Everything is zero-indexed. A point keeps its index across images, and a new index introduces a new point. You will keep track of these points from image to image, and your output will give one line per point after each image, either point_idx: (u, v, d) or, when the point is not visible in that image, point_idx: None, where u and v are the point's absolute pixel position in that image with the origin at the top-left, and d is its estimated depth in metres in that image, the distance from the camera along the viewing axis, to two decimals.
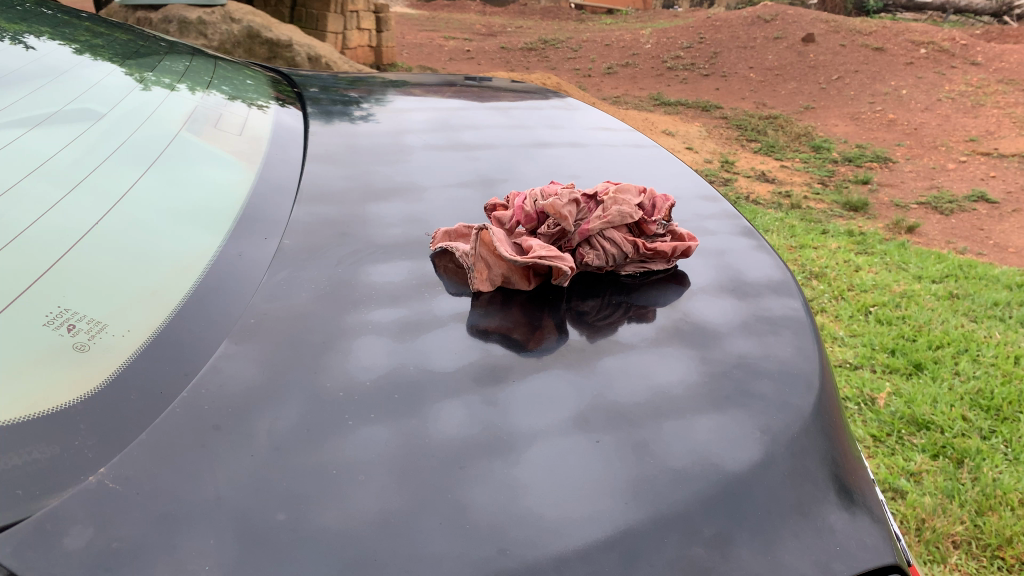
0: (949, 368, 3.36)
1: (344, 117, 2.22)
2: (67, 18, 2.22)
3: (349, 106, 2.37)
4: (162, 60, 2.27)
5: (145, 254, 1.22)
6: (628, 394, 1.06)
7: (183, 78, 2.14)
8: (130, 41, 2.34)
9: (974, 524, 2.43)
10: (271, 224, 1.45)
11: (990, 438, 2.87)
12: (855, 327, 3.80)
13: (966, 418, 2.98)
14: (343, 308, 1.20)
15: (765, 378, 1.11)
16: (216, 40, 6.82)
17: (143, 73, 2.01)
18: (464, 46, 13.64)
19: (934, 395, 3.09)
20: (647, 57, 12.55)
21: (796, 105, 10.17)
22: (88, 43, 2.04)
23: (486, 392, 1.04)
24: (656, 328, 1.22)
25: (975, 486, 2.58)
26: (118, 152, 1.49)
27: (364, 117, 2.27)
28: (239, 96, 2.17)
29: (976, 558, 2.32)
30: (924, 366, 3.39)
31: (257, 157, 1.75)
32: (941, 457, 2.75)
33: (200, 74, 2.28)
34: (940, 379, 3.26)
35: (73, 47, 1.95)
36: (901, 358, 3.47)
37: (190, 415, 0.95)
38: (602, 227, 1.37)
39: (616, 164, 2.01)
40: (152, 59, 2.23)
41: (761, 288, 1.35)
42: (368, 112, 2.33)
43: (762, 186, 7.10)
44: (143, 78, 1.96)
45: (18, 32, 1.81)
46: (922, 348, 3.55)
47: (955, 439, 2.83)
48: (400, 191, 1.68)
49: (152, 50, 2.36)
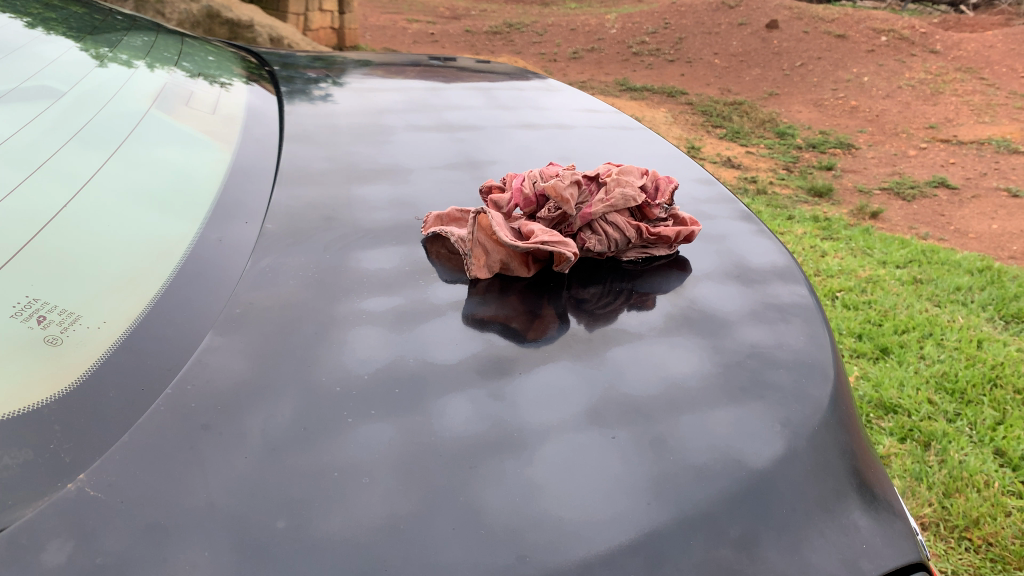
0: (914, 352, 3.38)
1: (304, 96, 2.12)
2: None
3: (308, 84, 2.27)
4: (122, 36, 2.15)
5: (120, 240, 1.14)
6: (641, 385, 1.01)
7: (139, 53, 2.03)
8: (86, 15, 2.21)
9: (941, 506, 2.43)
10: (249, 207, 1.37)
11: (956, 421, 2.88)
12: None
13: (932, 401, 2.99)
14: (333, 296, 1.13)
15: (781, 369, 1.07)
16: (173, 19, 6.66)
17: (98, 48, 1.90)
18: (428, 28, 13.46)
19: (901, 378, 3.10)
20: (613, 41, 12.50)
21: (761, 91, 10.21)
22: (40, 15, 1.92)
23: (492, 385, 0.98)
24: (664, 315, 1.17)
25: (942, 468, 2.59)
26: (84, 131, 1.39)
27: (322, 96, 2.17)
28: (200, 73, 2.06)
29: (944, 539, 2.32)
30: (890, 350, 3.40)
31: (233, 137, 1.67)
32: (908, 440, 2.76)
33: (158, 50, 2.17)
34: (906, 363, 3.27)
35: (26, 20, 1.82)
36: (868, 342, 3.48)
37: (176, 414, 0.87)
38: (605, 210, 1.31)
39: (598, 146, 1.95)
40: (111, 34, 2.11)
41: (767, 274, 1.31)
42: (326, 91, 2.22)
43: (728, 171, 7.11)
44: (99, 53, 1.85)
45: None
46: (888, 332, 3.56)
47: (921, 422, 2.83)
48: (381, 172, 1.61)
49: (110, 24, 2.24)
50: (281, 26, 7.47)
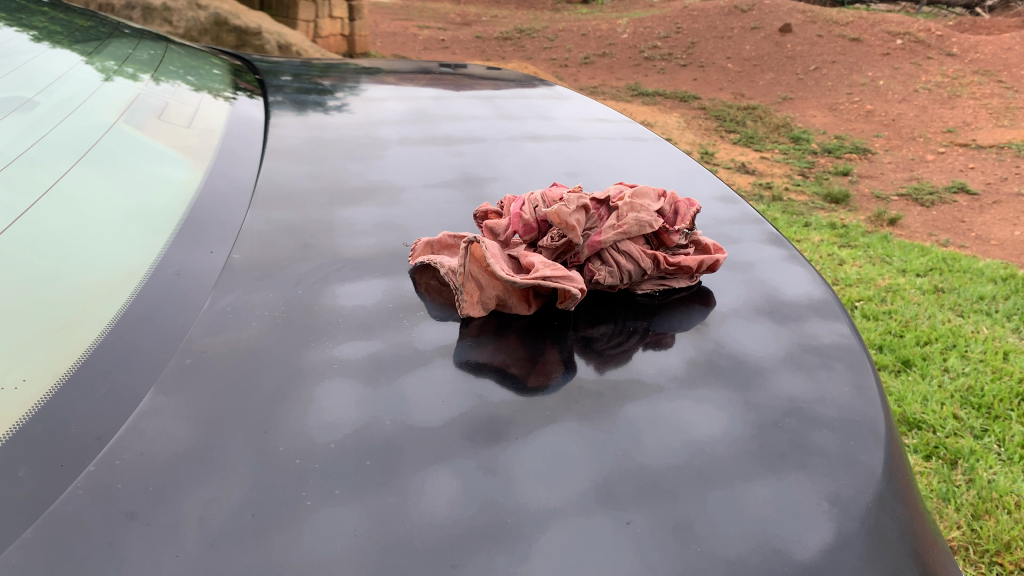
0: (937, 364, 3.19)
1: (318, 107, 2.02)
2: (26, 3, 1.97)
3: (322, 95, 2.17)
4: (124, 47, 2.03)
5: (67, 269, 0.97)
6: (660, 454, 0.85)
7: (145, 66, 1.91)
8: (90, 26, 2.09)
9: (971, 529, 2.23)
10: (216, 232, 1.21)
11: (983, 438, 2.69)
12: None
13: (957, 416, 2.80)
14: (302, 342, 0.98)
15: (824, 429, 0.91)
16: (181, 27, 6.50)
17: (105, 61, 1.79)
18: (439, 35, 13.37)
19: (924, 392, 2.91)
20: (624, 46, 12.34)
21: (774, 96, 10.02)
22: (46, 28, 1.80)
23: (482, 454, 0.82)
24: (686, 361, 1.01)
25: (970, 489, 2.39)
26: (37, 140, 1.22)
27: (338, 107, 2.07)
28: (204, 86, 1.94)
29: (973, 565, 2.13)
30: (912, 363, 3.22)
31: (207, 153, 1.51)
32: (933, 458, 2.57)
33: (165, 63, 2.04)
34: (929, 376, 3.09)
35: (32, 33, 1.71)
36: (889, 354, 3.30)
37: (97, 498, 0.72)
38: (617, 238, 1.14)
39: (608, 157, 1.80)
40: (112, 45, 1.98)
41: (802, 310, 1.15)
42: (340, 101, 2.13)
43: (742, 177, 6.95)
44: (106, 67, 1.75)
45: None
46: (910, 344, 3.38)
47: (947, 439, 2.64)
48: (369, 191, 1.46)
49: (113, 35, 2.12)
50: (290, 32, 7.35)
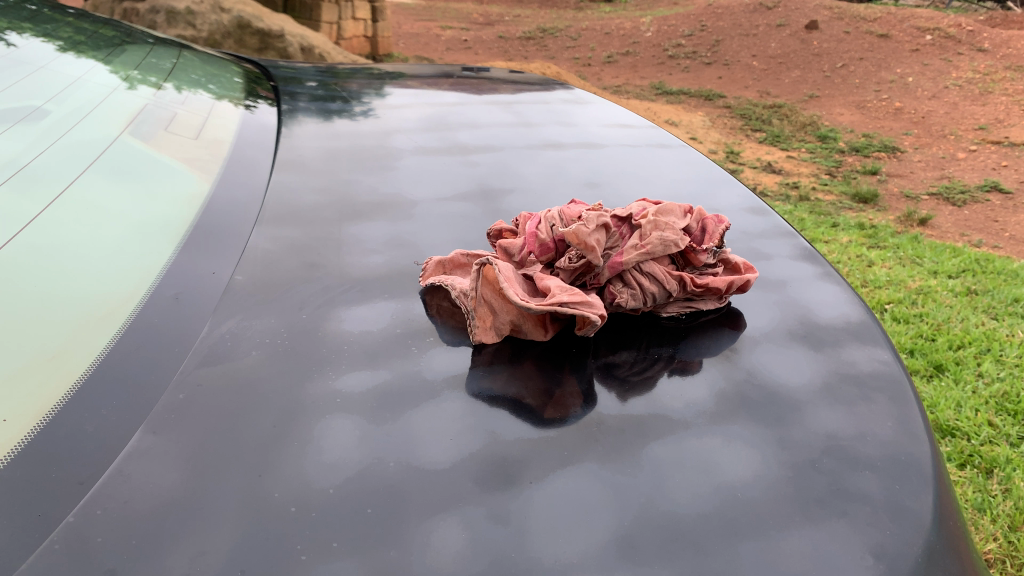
0: (971, 369, 3.07)
1: (345, 113, 1.99)
2: (52, 15, 1.97)
3: (348, 101, 2.13)
4: (146, 56, 2.00)
5: (61, 294, 0.91)
6: (687, 501, 0.78)
7: (169, 75, 1.89)
8: (114, 36, 2.07)
9: (1008, 542, 2.12)
10: (218, 252, 1.15)
11: (1020, 446, 2.56)
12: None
13: (993, 424, 2.67)
14: (303, 373, 0.92)
15: (867, 471, 0.84)
16: (204, 30, 6.44)
17: (129, 71, 1.78)
18: (461, 36, 13.32)
19: (958, 399, 2.79)
20: (648, 45, 12.21)
21: (801, 94, 9.86)
22: (70, 40, 1.79)
23: (493, 501, 0.76)
24: (714, 392, 0.94)
25: (1007, 499, 2.28)
26: (38, 152, 1.16)
27: (364, 112, 2.05)
28: (226, 94, 1.91)
29: None
30: (945, 368, 3.10)
31: (214, 167, 1.45)
32: (968, 467, 2.46)
33: (188, 71, 2.02)
34: (962, 382, 2.97)
35: (56, 44, 1.70)
36: (921, 359, 3.18)
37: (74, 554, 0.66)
38: (640, 258, 1.07)
39: (631, 165, 1.72)
40: (135, 54, 1.96)
41: (838, 334, 1.07)
42: (366, 106, 2.11)
43: (768, 177, 6.82)
44: (130, 76, 1.74)
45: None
46: (943, 348, 3.26)
47: (983, 447, 2.53)
48: (379, 205, 1.40)
49: (137, 44, 2.10)
50: (312, 35, 7.32)
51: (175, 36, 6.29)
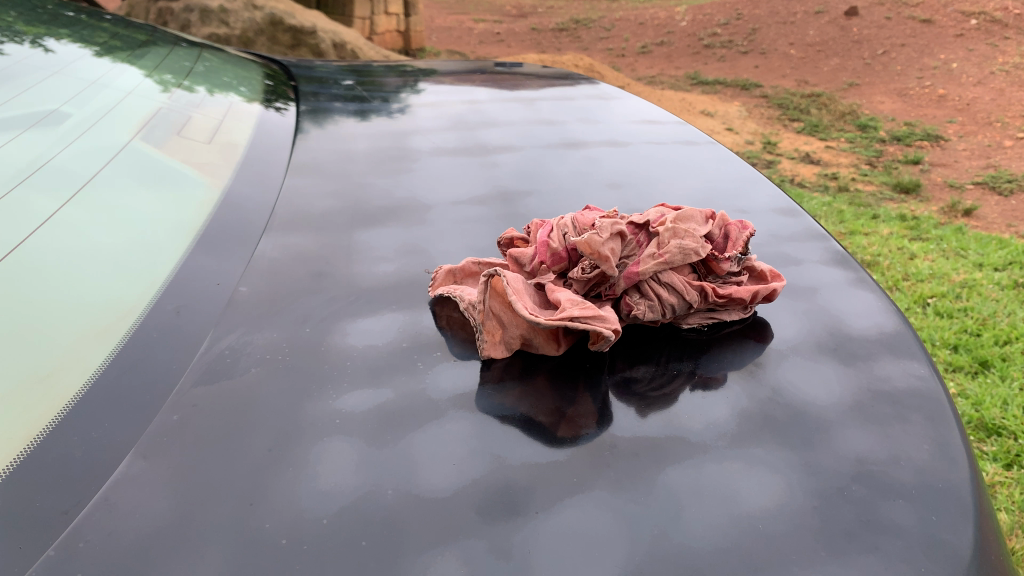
0: (1019, 366, 2.94)
1: (381, 112, 1.98)
2: (89, 21, 1.98)
3: (386, 100, 2.12)
4: (180, 60, 2.00)
5: (58, 310, 0.87)
6: (703, 534, 0.73)
7: (199, 77, 1.88)
8: (149, 40, 2.07)
9: None
10: (223, 262, 1.12)
11: None
12: (912, 320, 3.40)
13: None
14: (303, 392, 0.88)
15: (901, 500, 0.78)
16: (238, 28, 6.44)
17: (163, 75, 1.77)
18: (493, 29, 13.26)
19: (1005, 396, 2.68)
20: (682, 35, 12.03)
21: (840, 82, 9.63)
22: (106, 45, 1.80)
23: (495, 535, 0.72)
24: (735, 412, 0.89)
25: None
26: (49, 156, 1.14)
27: (401, 109, 2.03)
28: (259, 97, 1.91)
29: None
30: (991, 364, 2.98)
31: (225, 171, 1.42)
32: (1016, 467, 2.35)
33: (220, 74, 2.00)
34: (1009, 378, 2.85)
35: (94, 50, 1.72)
36: (965, 355, 3.06)
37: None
38: (658, 268, 1.02)
39: (657, 163, 1.66)
40: (168, 58, 1.96)
41: (871, 347, 1.01)
42: (404, 104, 2.09)
43: (806, 167, 6.67)
44: (164, 80, 1.74)
45: (35, 33, 1.59)
46: (989, 344, 3.13)
47: None
48: (392, 210, 1.36)
49: (171, 47, 2.10)
50: (345, 31, 7.32)
51: (208, 34, 6.30)
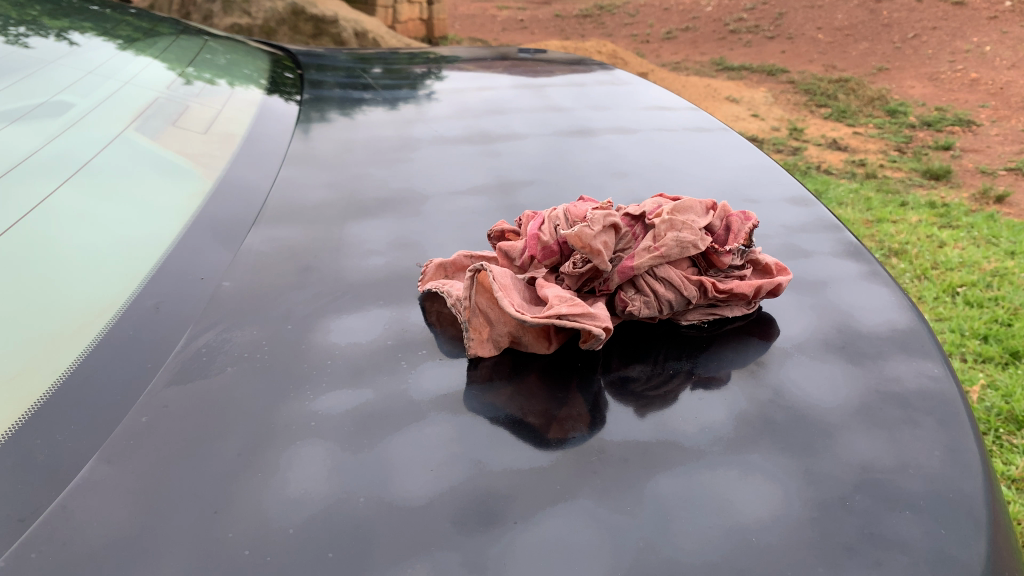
0: None
1: (410, 100, 1.96)
2: (116, 15, 1.97)
3: (411, 87, 2.09)
4: (201, 52, 1.98)
5: (29, 308, 0.83)
6: (693, 547, 0.68)
7: (220, 70, 1.86)
8: (172, 33, 2.06)
9: None
10: (209, 257, 1.09)
11: None
12: (940, 310, 3.30)
13: None
14: (279, 393, 0.85)
15: (908, 512, 0.72)
16: (260, 17, 6.37)
17: (184, 67, 1.76)
18: (517, 17, 13.16)
19: None
20: (708, 20, 11.84)
21: (869, 67, 9.43)
22: (129, 38, 1.79)
23: (470, 547, 0.68)
24: (733, 415, 0.84)
25: None
26: (42, 148, 1.11)
27: (428, 96, 2.01)
28: (277, 89, 1.88)
29: None
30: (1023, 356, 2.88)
31: (219, 162, 1.38)
32: None
33: (240, 66, 1.98)
34: None
35: (117, 43, 1.72)
36: (996, 345, 2.96)
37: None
38: (653, 262, 0.97)
39: (669, 151, 1.61)
40: (189, 50, 1.94)
41: (882, 344, 0.95)
42: (432, 90, 2.06)
43: (833, 154, 6.53)
44: (186, 73, 1.73)
45: (61, 28, 1.59)
46: (1021, 334, 3.03)
47: None
48: (389, 201, 1.33)
49: (192, 40, 2.08)
50: (367, 19, 7.27)
51: (230, 24, 6.30)
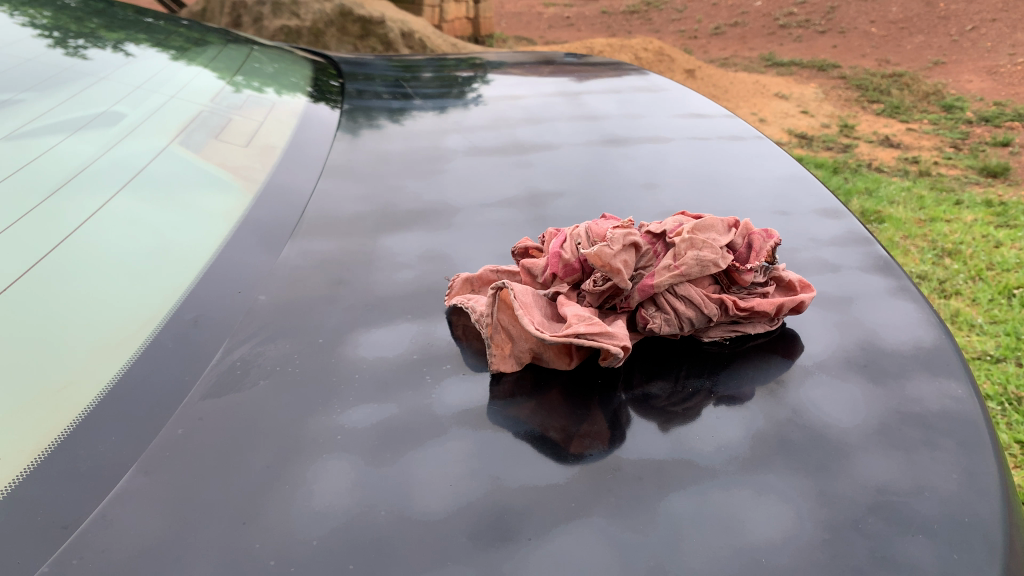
0: None
1: (457, 105, 2.00)
2: (169, 26, 2.05)
3: (459, 92, 2.13)
4: (247, 59, 2.04)
5: (76, 320, 0.87)
6: (702, 567, 0.70)
7: (269, 78, 1.92)
8: (221, 42, 2.12)
9: None
10: (247, 270, 1.13)
11: None
12: (996, 313, 3.21)
13: None
14: (308, 408, 0.88)
15: (921, 536, 0.73)
16: (308, 19, 6.47)
17: (232, 75, 1.82)
18: (563, 14, 13.13)
19: None
20: (757, 14, 11.65)
21: (924, 61, 9.19)
22: (179, 47, 1.86)
23: (485, 562, 0.70)
24: (750, 434, 0.85)
25: None
26: (96, 166, 1.17)
27: (475, 99, 2.06)
28: (321, 96, 1.93)
29: None
30: None
31: (260, 174, 1.42)
32: None
33: (287, 74, 2.04)
34: None
35: (169, 53, 1.79)
36: None
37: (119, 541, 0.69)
38: (673, 280, 1.00)
39: (704, 160, 1.61)
40: (236, 58, 2.00)
41: (905, 363, 0.95)
42: (477, 94, 2.10)
43: (886, 151, 6.39)
44: (234, 81, 1.79)
45: (117, 40, 1.70)
46: None
47: None
48: (421, 213, 1.37)
49: (239, 48, 2.15)
50: (414, 20, 7.32)
51: (280, 27, 6.42)
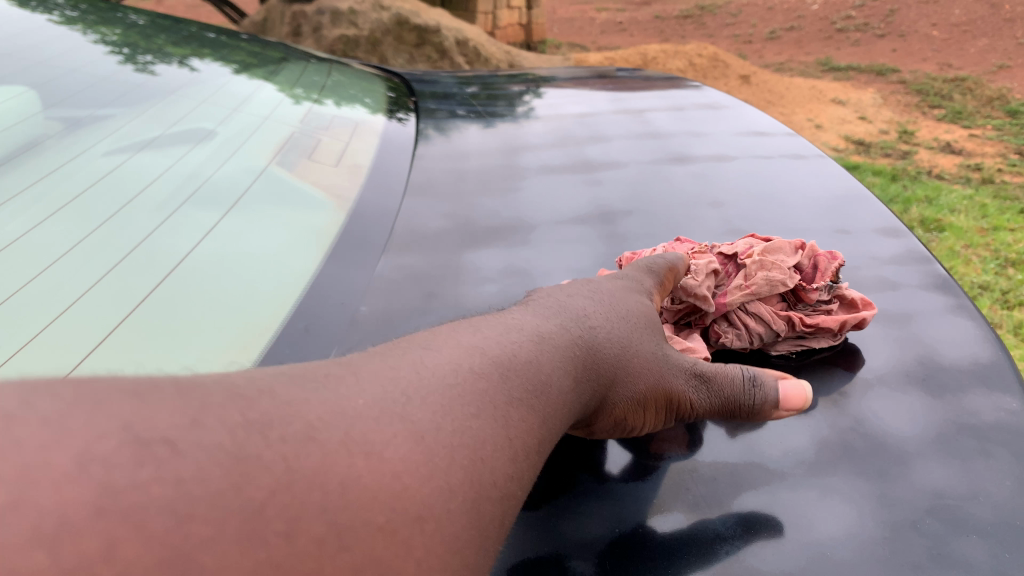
0: None
1: (505, 117, 2.11)
2: (230, 41, 2.18)
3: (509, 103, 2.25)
4: (304, 71, 2.17)
5: (194, 330, 1.00)
6: (772, 559, 0.78)
7: (329, 91, 2.05)
8: (281, 56, 2.25)
9: None
10: (347, 283, 1.23)
11: None
12: None
13: None
14: None
15: (975, 538, 0.80)
16: (367, 28, 6.66)
17: (292, 88, 1.95)
18: (616, 19, 13.17)
19: None
20: (813, 18, 11.53)
21: (988, 65, 9.01)
22: (242, 62, 2.00)
23: (577, 548, 0.80)
24: (816, 440, 0.92)
25: None
26: (197, 193, 1.30)
27: (524, 112, 2.17)
28: (377, 107, 2.05)
29: None
30: None
31: (351, 193, 1.53)
32: None
33: (346, 87, 2.16)
34: None
35: (233, 66, 1.92)
36: None
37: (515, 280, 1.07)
38: (744, 299, 1.09)
39: (764, 179, 1.68)
40: (292, 70, 2.13)
41: (963, 377, 1.02)
42: (528, 107, 2.22)
43: (947, 158, 6.30)
44: (295, 94, 1.91)
45: (182, 55, 1.84)
46: None
47: None
48: (499, 230, 1.47)
49: (296, 61, 2.27)
50: (469, 28, 7.44)
51: (338, 36, 6.58)
